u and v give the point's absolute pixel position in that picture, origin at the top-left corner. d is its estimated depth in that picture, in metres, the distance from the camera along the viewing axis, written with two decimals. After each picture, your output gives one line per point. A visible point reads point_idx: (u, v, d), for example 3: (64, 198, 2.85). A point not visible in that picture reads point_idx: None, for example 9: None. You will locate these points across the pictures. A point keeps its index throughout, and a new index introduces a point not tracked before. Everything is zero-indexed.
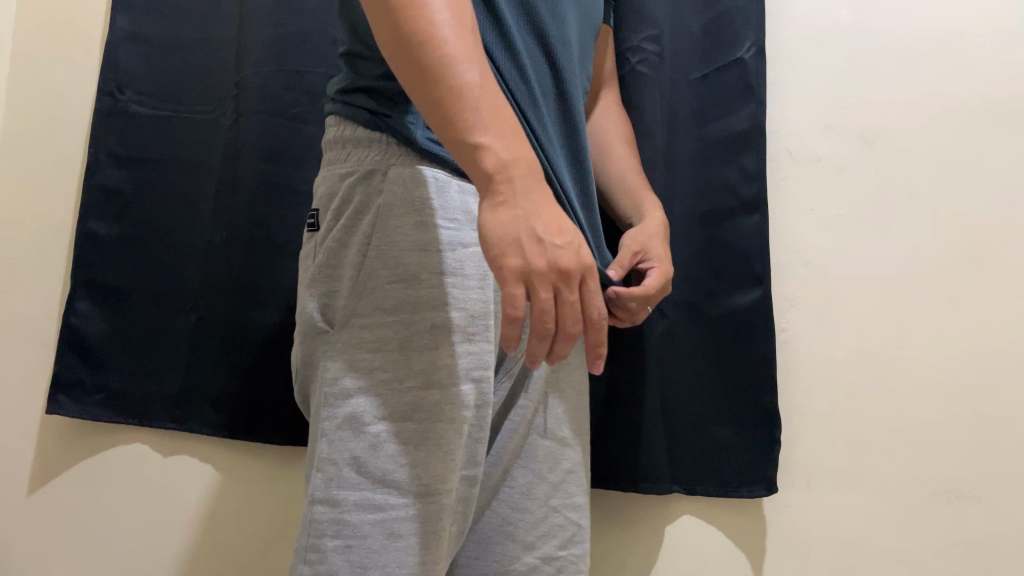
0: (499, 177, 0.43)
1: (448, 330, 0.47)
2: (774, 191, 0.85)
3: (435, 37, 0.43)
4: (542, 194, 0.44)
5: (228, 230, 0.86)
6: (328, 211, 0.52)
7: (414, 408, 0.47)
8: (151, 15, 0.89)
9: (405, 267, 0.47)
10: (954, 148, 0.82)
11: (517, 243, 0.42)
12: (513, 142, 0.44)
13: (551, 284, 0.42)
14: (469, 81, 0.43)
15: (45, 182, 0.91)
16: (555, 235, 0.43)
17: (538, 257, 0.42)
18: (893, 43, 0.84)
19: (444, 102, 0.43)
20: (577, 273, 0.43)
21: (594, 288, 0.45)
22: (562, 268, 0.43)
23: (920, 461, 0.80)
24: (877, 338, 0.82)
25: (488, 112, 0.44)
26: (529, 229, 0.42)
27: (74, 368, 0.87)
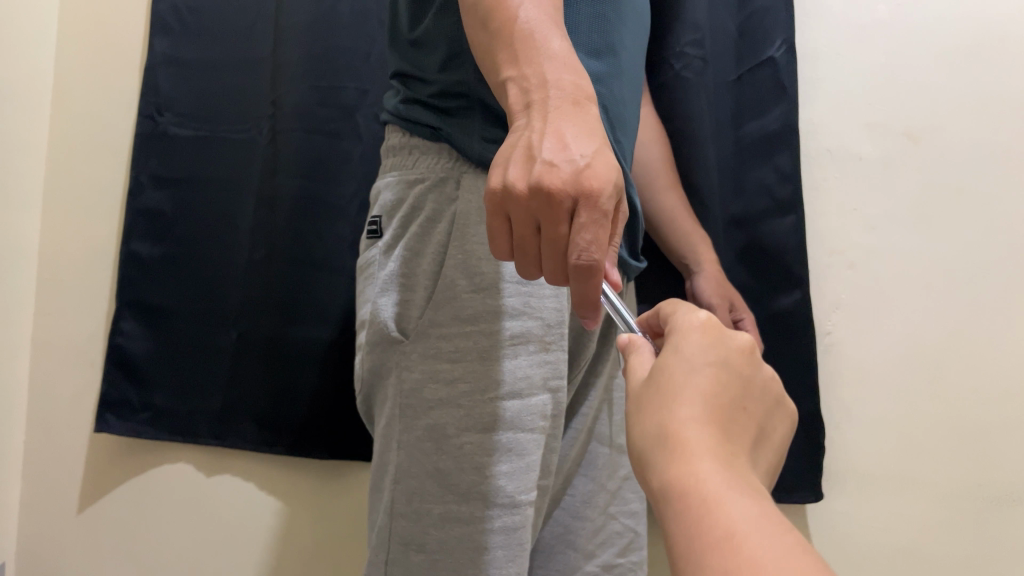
0: (519, 108, 0.41)
1: (527, 339, 0.49)
2: (813, 191, 0.85)
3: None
4: (569, 118, 0.40)
5: (271, 246, 0.87)
6: (394, 218, 0.54)
7: (497, 419, 0.47)
8: (190, 38, 0.90)
9: (483, 277, 0.48)
10: (993, 139, 0.82)
11: (510, 163, 0.39)
12: (548, 66, 0.41)
13: (529, 211, 0.39)
14: (514, 12, 0.42)
15: (86, 204, 0.93)
16: (551, 155, 0.38)
17: (521, 179, 0.38)
18: (934, 39, 0.84)
19: (490, 39, 0.43)
20: (564, 202, 0.38)
21: (586, 226, 0.38)
22: (545, 192, 0.37)
23: (975, 463, 0.80)
24: (930, 339, 0.82)
25: (523, 41, 0.42)
26: (527, 147, 0.39)
27: (121, 388, 0.87)
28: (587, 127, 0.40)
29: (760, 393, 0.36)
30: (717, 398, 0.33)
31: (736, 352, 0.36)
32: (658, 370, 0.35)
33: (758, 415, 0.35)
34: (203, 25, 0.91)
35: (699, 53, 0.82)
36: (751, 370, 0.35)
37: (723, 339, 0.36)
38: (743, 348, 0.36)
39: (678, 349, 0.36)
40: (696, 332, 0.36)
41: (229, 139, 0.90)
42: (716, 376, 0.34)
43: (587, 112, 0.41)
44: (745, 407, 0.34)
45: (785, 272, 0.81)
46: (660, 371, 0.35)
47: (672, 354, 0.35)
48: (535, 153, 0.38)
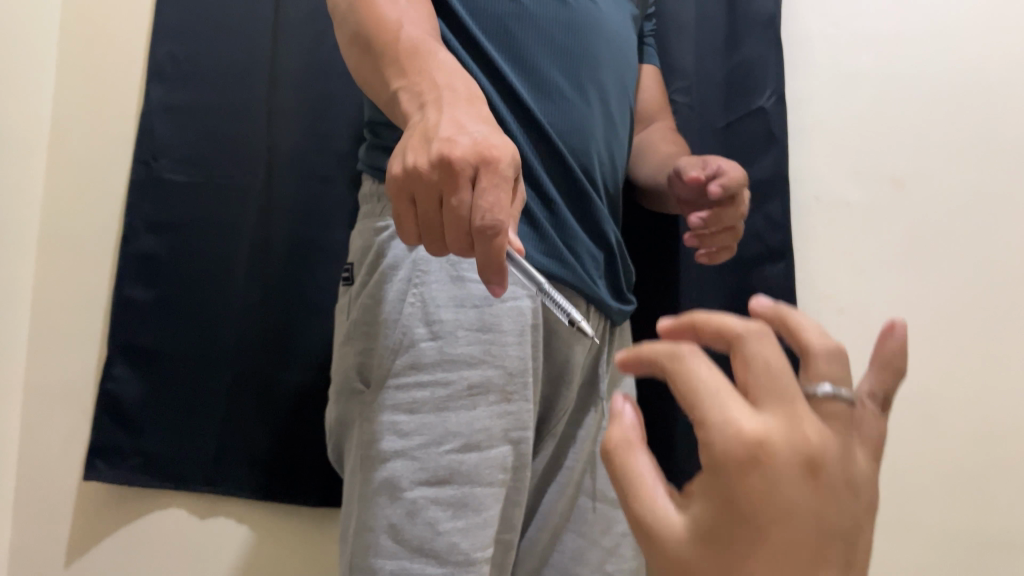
0: (414, 110, 0.45)
1: (486, 389, 0.50)
2: (801, 237, 0.84)
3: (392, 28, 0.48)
4: (464, 110, 0.43)
5: (266, 289, 0.89)
6: (362, 265, 0.55)
7: (452, 471, 0.48)
8: (184, 84, 0.90)
9: (443, 325, 0.50)
10: (978, 185, 0.82)
11: (411, 148, 0.42)
12: (434, 72, 0.46)
13: (433, 186, 0.41)
14: (399, 35, 0.48)
15: (83, 249, 0.93)
16: (448, 133, 0.41)
17: (423, 157, 0.41)
18: (921, 88, 0.84)
19: (434, 97, 0.44)
20: (463, 170, 0.40)
21: (486, 191, 0.40)
22: (444, 162, 0.40)
23: (971, 509, 0.79)
24: (922, 384, 0.80)
25: (407, 57, 0.47)
26: (427, 131, 0.42)
27: (111, 434, 0.85)
28: (479, 113, 0.44)
29: (844, 492, 0.30)
30: (791, 560, 0.29)
31: (798, 477, 0.29)
32: (707, 535, 0.30)
33: (846, 522, 0.30)
34: (198, 71, 0.91)
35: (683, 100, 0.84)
36: (815, 483, 0.30)
37: (778, 467, 0.29)
38: (805, 444, 0.30)
39: (732, 501, 0.29)
40: (743, 469, 0.29)
41: (225, 184, 0.90)
42: (785, 537, 0.29)
43: (481, 110, 0.44)
44: (824, 531, 0.29)
45: None
46: (713, 536, 0.30)
47: (728, 506, 0.30)
48: (435, 130, 0.41)
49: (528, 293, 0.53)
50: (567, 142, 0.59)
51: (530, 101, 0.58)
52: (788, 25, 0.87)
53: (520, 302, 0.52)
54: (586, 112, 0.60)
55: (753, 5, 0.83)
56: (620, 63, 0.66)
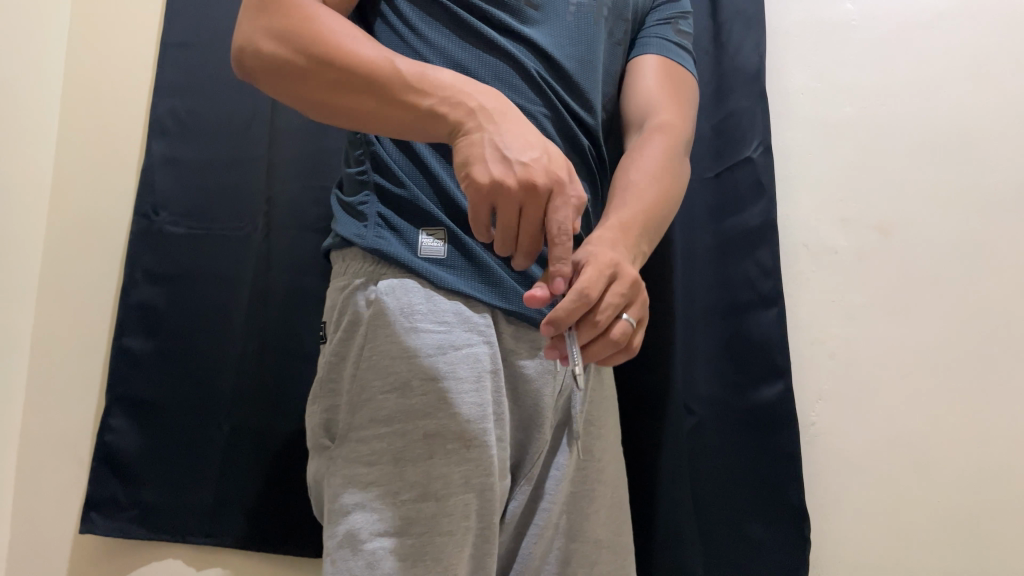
0: (474, 118, 0.49)
1: (442, 437, 0.52)
2: (792, 283, 0.87)
3: (385, 59, 0.50)
4: (512, 126, 0.49)
5: (261, 340, 0.88)
6: (331, 323, 0.59)
7: (409, 521, 0.50)
8: (187, 140, 0.93)
9: (396, 377, 0.52)
10: (967, 231, 0.84)
11: (485, 159, 0.47)
12: (457, 91, 0.50)
13: (516, 201, 0.47)
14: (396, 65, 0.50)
15: (82, 300, 0.94)
16: (523, 152, 0.47)
17: (506, 174, 0.46)
18: (904, 138, 0.87)
19: (480, 115, 0.49)
20: (543, 192, 0.47)
21: (561, 209, 0.48)
22: (529, 182, 0.46)
23: (967, 552, 0.79)
24: (911, 426, 0.82)
25: (419, 81, 0.50)
26: (496, 147, 0.47)
27: (108, 485, 0.86)
28: (518, 121, 0.49)
29: None
30: None
31: None
32: None
33: None
34: (201, 128, 0.93)
35: None
36: None
37: None
38: None
39: None
40: None
41: (224, 236, 0.91)
42: None
43: (520, 120, 0.50)
44: None
45: (770, 362, 0.81)
46: None
47: None
48: (504, 151, 0.47)
49: (483, 339, 0.55)
50: None
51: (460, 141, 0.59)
52: (773, 81, 0.92)
53: (475, 349, 0.54)
54: None
55: (739, 60, 0.86)
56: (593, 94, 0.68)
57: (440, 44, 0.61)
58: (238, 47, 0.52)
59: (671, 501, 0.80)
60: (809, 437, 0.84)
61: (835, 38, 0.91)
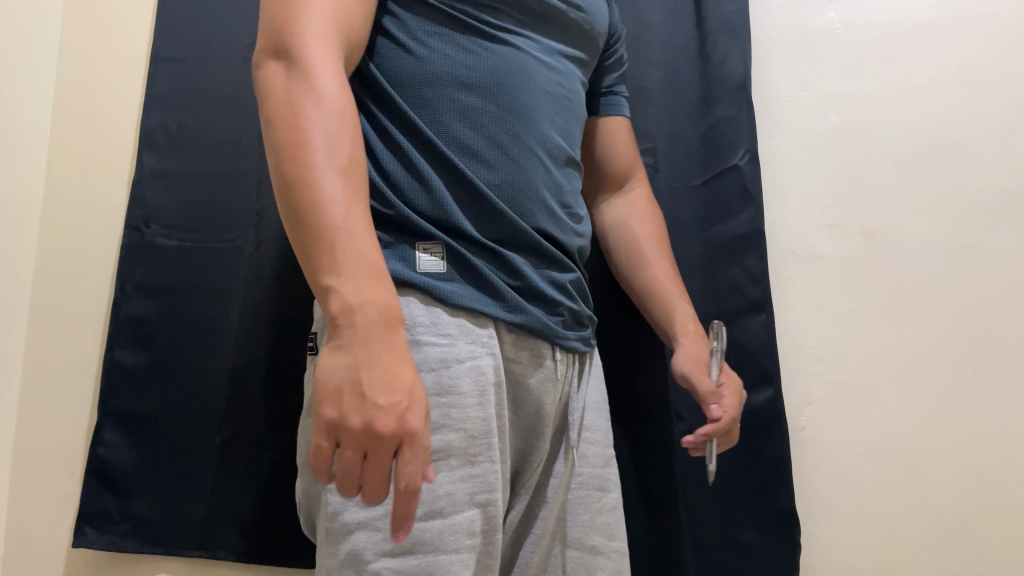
0: (341, 317, 0.42)
1: (446, 453, 0.51)
2: (779, 290, 0.87)
3: (309, 197, 0.44)
4: (380, 342, 0.41)
5: (253, 352, 0.88)
6: (323, 332, 0.56)
7: (414, 541, 0.48)
8: (177, 153, 0.93)
9: None
10: (950, 236, 0.85)
11: (337, 393, 0.40)
12: (357, 275, 0.43)
13: (360, 447, 0.40)
14: (314, 207, 0.43)
15: (73, 313, 0.94)
16: (380, 393, 0.40)
17: (353, 413, 0.40)
18: (889, 144, 0.88)
19: (353, 320, 0.41)
20: (390, 442, 0.40)
21: (411, 459, 0.41)
22: (373, 430, 0.39)
23: (954, 554, 0.81)
24: (899, 430, 0.83)
25: (326, 250, 0.43)
26: (353, 379, 0.40)
27: (101, 498, 0.86)
28: (395, 338, 0.42)
29: None
30: None
31: None
32: None
33: None
34: (191, 140, 0.94)
35: (650, 161, 0.89)
36: None
37: None
38: None
39: None
40: None
41: (213, 248, 0.91)
42: None
43: (396, 335, 0.43)
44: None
45: (758, 367, 0.82)
46: None
47: None
48: (354, 390, 0.40)
49: (487, 352, 0.54)
50: (497, 191, 0.58)
51: (457, 155, 0.57)
52: (759, 89, 0.91)
53: (479, 362, 0.53)
54: (520, 167, 0.59)
55: (725, 69, 0.87)
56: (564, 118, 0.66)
57: (436, 52, 0.58)
58: (259, 74, 0.49)
59: (660, 507, 0.80)
60: (798, 441, 0.84)
61: (820, 46, 0.91)
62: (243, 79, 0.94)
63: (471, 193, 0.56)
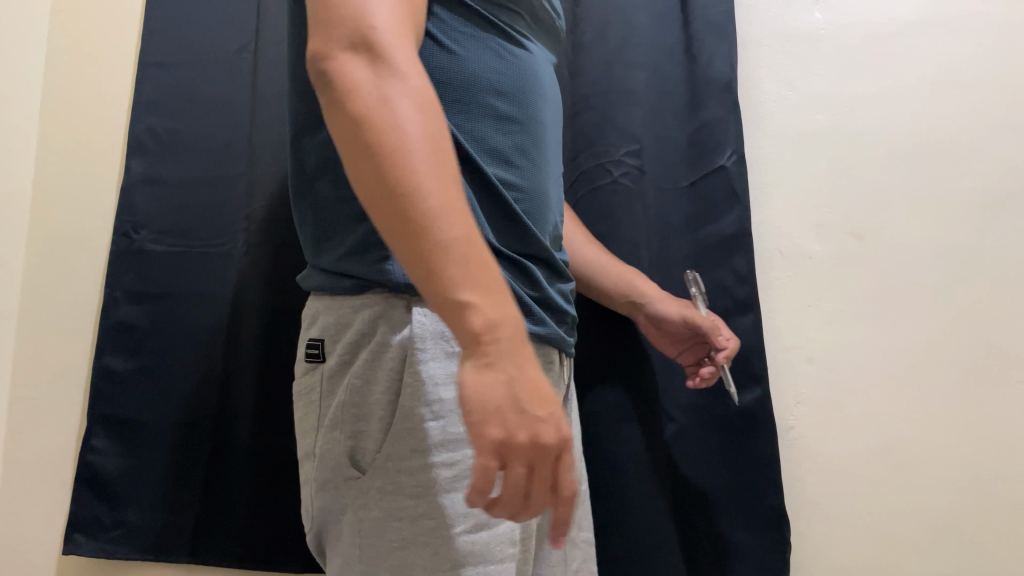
0: (479, 329, 0.37)
1: None
2: (768, 290, 0.88)
3: (421, 194, 0.38)
4: (522, 349, 0.38)
5: (243, 356, 0.88)
6: (339, 341, 0.50)
7: (466, 554, 0.45)
8: (165, 158, 0.93)
9: (444, 404, 0.46)
10: (936, 235, 0.86)
11: (500, 413, 0.36)
12: (486, 281, 0.38)
13: (527, 462, 0.36)
14: (428, 207, 0.38)
15: (62, 320, 0.94)
16: (538, 405, 0.37)
17: (519, 430, 0.36)
18: (875, 144, 0.89)
19: (496, 326, 0.37)
20: (554, 451, 0.37)
21: (570, 465, 0.38)
22: (540, 441, 0.36)
23: (944, 552, 0.81)
24: (888, 428, 0.83)
25: (450, 255, 0.38)
26: (511, 396, 0.36)
27: (91, 505, 0.86)
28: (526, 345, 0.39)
29: None
30: None
31: None
32: None
33: None
34: (178, 146, 0.93)
35: (637, 163, 0.87)
36: None
37: None
38: None
39: None
40: None
41: (202, 253, 0.91)
42: None
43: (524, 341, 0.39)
44: None
45: (747, 367, 0.82)
46: None
47: None
48: (514, 400, 0.36)
49: None
50: (523, 207, 0.54)
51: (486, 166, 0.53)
52: (745, 88, 0.92)
53: None
54: (539, 181, 0.56)
55: (711, 70, 0.87)
56: (557, 127, 0.63)
57: (467, 50, 0.53)
58: (332, 70, 0.40)
59: (650, 505, 0.81)
60: (787, 441, 0.85)
61: (806, 47, 0.91)
62: (230, 83, 0.94)
63: (500, 207, 0.53)
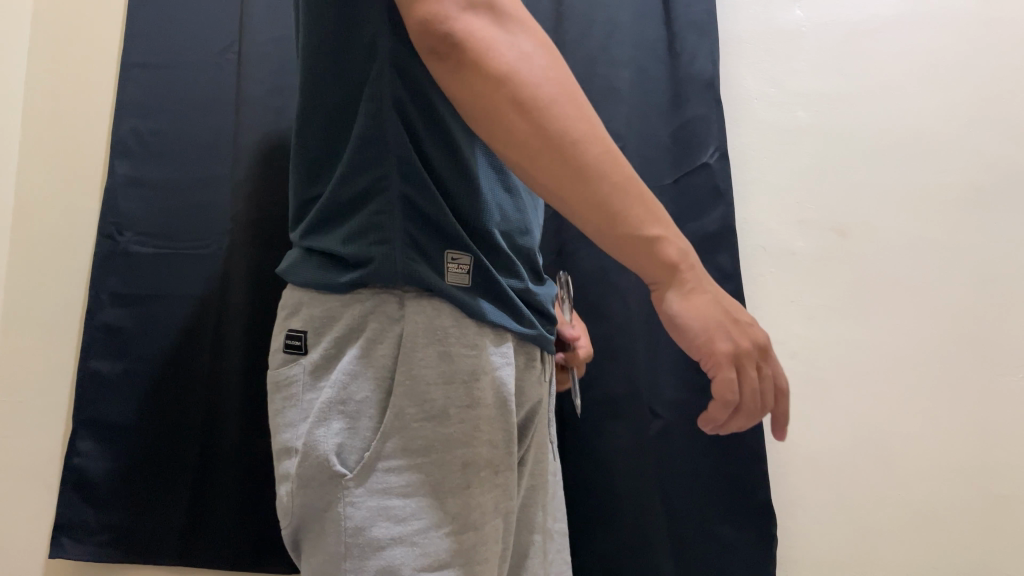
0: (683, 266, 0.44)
1: (477, 465, 0.47)
2: (752, 287, 0.89)
3: (595, 146, 0.41)
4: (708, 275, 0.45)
5: (230, 357, 0.88)
6: (325, 335, 0.49)
7: (452, 554, 0.45)
8: (149, 160, 0.93)
9: (433, 403, 0.46)
10: (918, 231, 0.87)
11: (724, 328, 0.43)
12: (663, 218, 0.44)
13: (755, 363, 0.45)
14: (601, 158, 0.41)
15: (48, 322, 0.93)
16: (741, 314, 0.45)
17: (742, 338, 0.44)
18: (858, 139, 0.90)
19: (688, 257, 0.44)
20: (767, 348, 0.45)
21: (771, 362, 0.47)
22: (759, 342, 0.45)
23: (928, 544, 0.82)
24: (872, 422, 0.85)
25: (636, 200, 0.42)
26: (723, 312, 0.44)
27: (76, 509, 0.85)
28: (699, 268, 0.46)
29: None
30: None
31: None
32: None
33: None
34: (163, 147, 0.93)
35: None
36: None
37: None
38: None
39: None
40: None
41: (187, 255, 0.91)
42: None
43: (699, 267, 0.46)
44: None
45: None
46: None
47: None
48: (729, 310, 0.44)
49: (508, 362, 0.49)
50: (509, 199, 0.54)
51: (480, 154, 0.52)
52: (727, 86, 0.93)
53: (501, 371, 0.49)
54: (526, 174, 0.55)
55: (695, 69, 0.88)
56: None
57: None
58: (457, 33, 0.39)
59: (639, 503, 0.81)
60: (770, 436, 0.86)
61: (788, 44, 0.92)
62: (216, 84, 0.94)
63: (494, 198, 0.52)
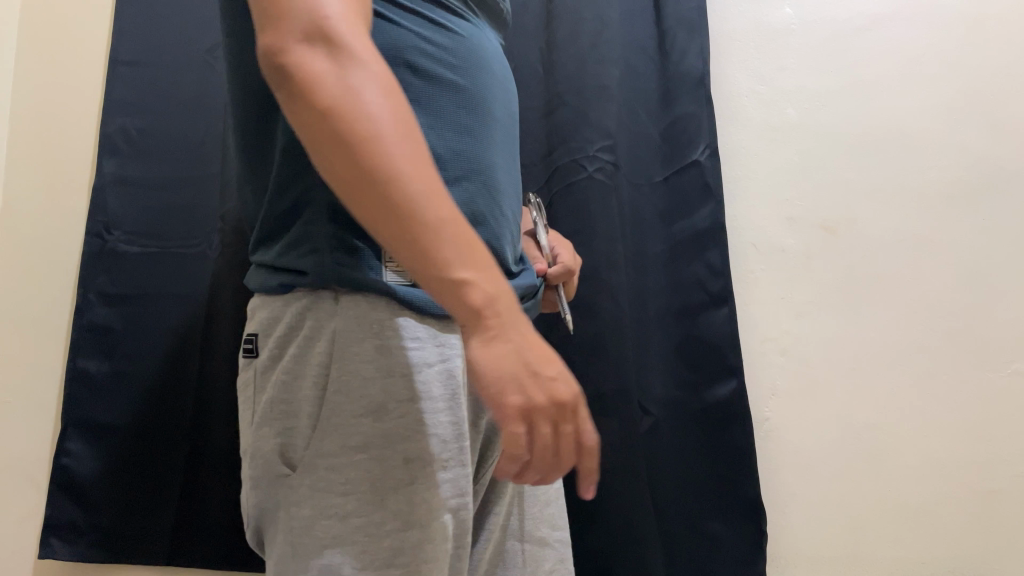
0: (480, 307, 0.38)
1: (422, 462, 0.44)
2: (742, 284, 0.89)
3: (393, 176, 0.36)
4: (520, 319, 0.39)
5: (220, 357, 0.88)
6: (272, 336, 0.49)
7: (395, 554, 0.44)
8: (137, 158, 0.92)
9: (371, 398, 0.44)
10: (907, 227, 0.87)
11: (517, 380, 0.37)
12: (474, 256, 0.38)
13: (550, 421, 0.37)
14: (405, 190, 0.37)
15: (36, 322, 0.93)
16: (548, 365, 0.38)
17: (537, 393, 0.37)
18: (846, 136, 0.90)
19: (489, 297, 0.38)
20: (571, 405, 0.38)
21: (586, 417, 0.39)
22: (558, 399, 0.37)
23: (918, 540, 0.82)
24: (862, 418, 0.85)
25: (424, 233, 0.37)
26: (522, 363, 0.37)
27: (64, 509, 0.85)
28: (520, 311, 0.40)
29: None
30: None
31: None
32: None
33: None
34: (152, 145, 0.92)
35: (612, 159, 0.86)
36: None
37: None
38: None
39: None
40: None
41: (177, 254, 0.90)
42: None
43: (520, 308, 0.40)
44: None
45: (722, 360, 0.83)
46: None
47: None
48: (524, 362, 0.37)
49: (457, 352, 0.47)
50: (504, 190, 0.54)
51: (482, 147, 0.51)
52: (716, 83, 0.92)
53: (449, 363, 0.47)
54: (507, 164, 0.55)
55: (685, 66, 0.88)
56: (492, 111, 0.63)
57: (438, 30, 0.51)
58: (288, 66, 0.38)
59: (632, 501, 0.80)
60: (762, 433, 0.85)
61: (777, 42, 0.92)
62: (205, 82, 0.93)
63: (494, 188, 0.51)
